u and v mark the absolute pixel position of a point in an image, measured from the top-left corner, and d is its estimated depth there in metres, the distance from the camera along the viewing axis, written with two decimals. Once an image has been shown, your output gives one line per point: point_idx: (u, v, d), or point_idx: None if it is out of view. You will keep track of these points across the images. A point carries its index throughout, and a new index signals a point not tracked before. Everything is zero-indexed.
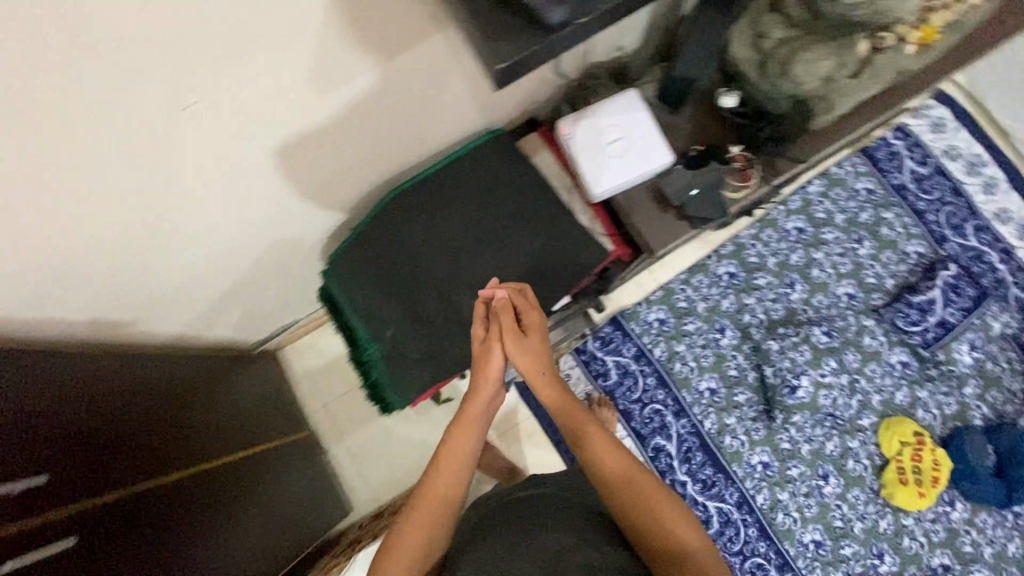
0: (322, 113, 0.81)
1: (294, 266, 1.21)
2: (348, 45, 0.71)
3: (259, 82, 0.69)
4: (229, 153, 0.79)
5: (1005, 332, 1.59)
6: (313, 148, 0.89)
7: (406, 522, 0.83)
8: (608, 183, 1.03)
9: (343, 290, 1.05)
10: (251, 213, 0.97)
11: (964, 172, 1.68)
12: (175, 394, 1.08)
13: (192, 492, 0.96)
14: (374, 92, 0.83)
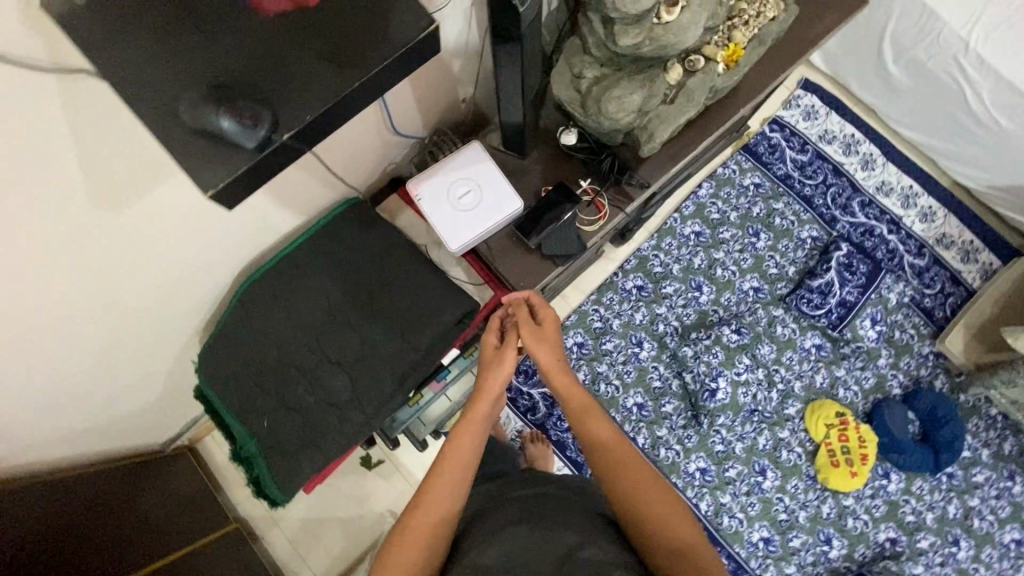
0: (131, 227, 0.79)
1: (176, 366, 1.18)
2: (127, 163, 0.69)
3: (31, 218, 0.67)
4: (38, 287, 0.76)
5: (903, 301, 1.65)
6: (143, 260, 0.87)
7: (406, 530, 0.74)
8: (466, 237, 1.04)
9: (209, 388, 1.03)
10: (100, 332, 0.94)
11: (842, 152, 1.75)
12: (70, 521, 1.06)
13: None
14: (190, 197, 0.81)
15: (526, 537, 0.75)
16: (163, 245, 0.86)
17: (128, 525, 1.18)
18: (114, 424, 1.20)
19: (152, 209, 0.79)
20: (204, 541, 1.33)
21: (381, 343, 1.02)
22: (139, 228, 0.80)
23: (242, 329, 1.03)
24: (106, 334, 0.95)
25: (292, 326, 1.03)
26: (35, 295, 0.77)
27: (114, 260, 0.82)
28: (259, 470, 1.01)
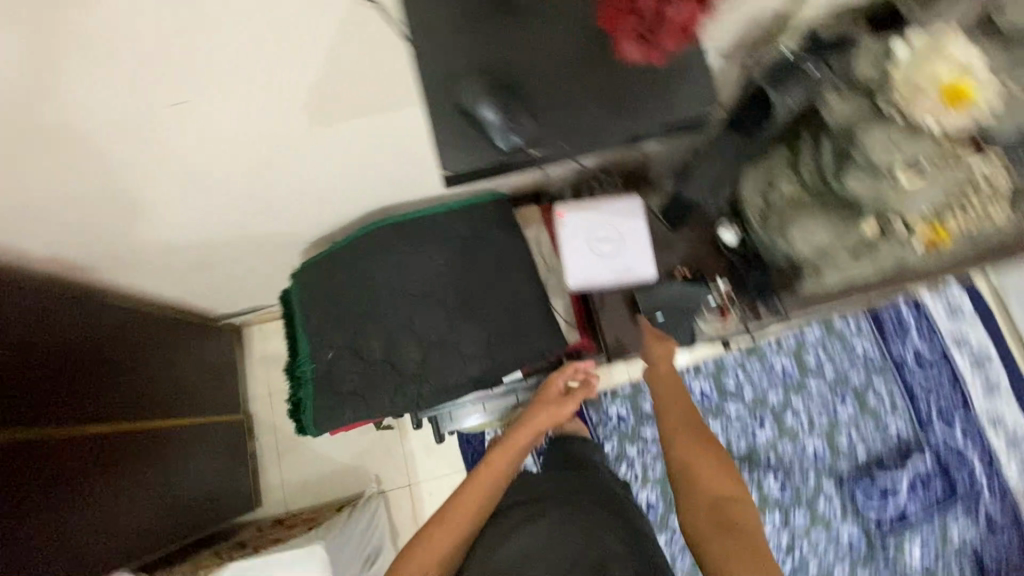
0: (322, 136, 0.82)
1: (274, 261, 1.22)
2: (354, 79, 0.72)
3: (256, 88, 0.70)
4: (221, 150, 0.81)
5: (963, 544, 1.51)
6: (309, 167, 0.90)
7: (440, 517, 0.86)
8: (586, 279, 1.02)
9: (300, 301, 1.07)
10: (238, 208, 0.98)
11: (971, 366, 1.61)
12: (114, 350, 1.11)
13: (75, 454, 0.97)
14: (379, 133, 0.84)
15: (547, 540, 0.80)
16: (333, 161, 0.90)
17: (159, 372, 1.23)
18: (199, 283, 1.26)
19: (345, 127, 0.82)
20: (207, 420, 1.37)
21: (457, 339, 1.02)
22: (326, 138, 0.83)
23: (349, 266, 1.05)
24: (240, 211, 0.99)
25: (392, 283, 1.04)
26: (213, 155, 0.82)
27: (290, 156, 0.86)
28: (307, 394, 1.05)
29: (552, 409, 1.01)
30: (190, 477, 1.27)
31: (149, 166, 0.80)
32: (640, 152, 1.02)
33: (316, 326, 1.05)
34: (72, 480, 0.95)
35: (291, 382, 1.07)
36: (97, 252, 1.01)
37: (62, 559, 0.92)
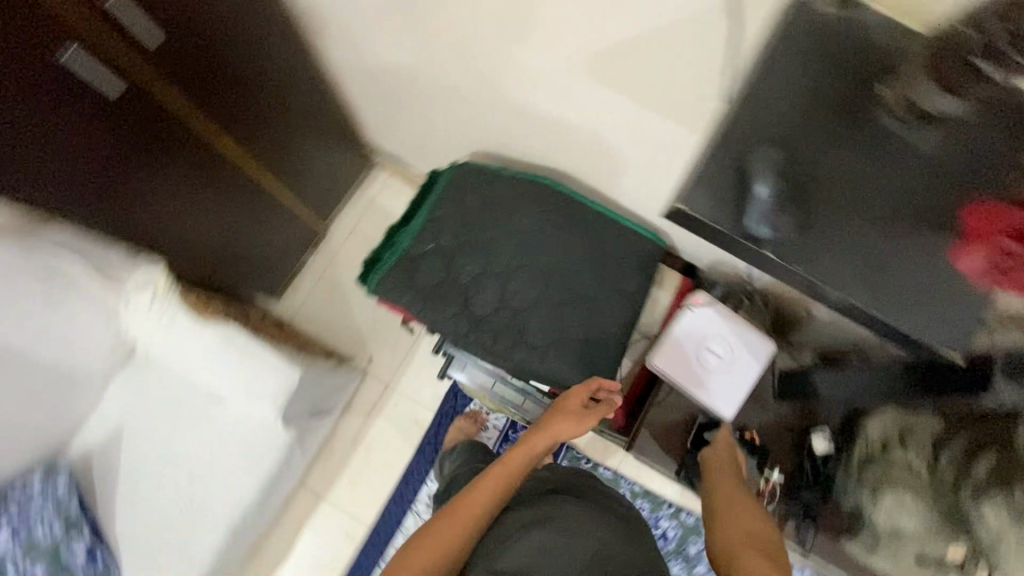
0: (585, 82, 0.83)
1: (448, 137, 1.27)
2: (656, 64, 0.72)
3: (582, 12, 0.70)
4: (506, 32, 0.82)
5: None
6: (549, 98, 0.92)
7: (445, 515, 0.79)
8: (672, 367, 0.98)
9: (443, 183, 1.11)
10: (467, 82, 1.01)
11: None
12: (280, 93, 1.20)
13: (193, 138, 1.06)
14: (627, 117, 0.84)
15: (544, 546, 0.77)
16: (572, 110, 0.91)
17: (299, 138, 1.33)
18: (382, 105, 1.34)
19: (605, 93, 0.82)
20: (296, 200, 1.46)
21: (529, 318, 1.02)
22: (585, 88, 0.84)
23: (502, 188, 1.08)
24: (458, 84, 1.03)
25: (522, 229, 1.05)
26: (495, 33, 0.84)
27: (546, 80, 0.87)
28: (388, 255, 1.08)
29: (574, 419, 0.92)
30: (254, 235, 1.38)
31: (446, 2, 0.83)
32: (807, 306, 1.01)
33: (437, 212, 1.08)
34: (174, 152, 1.05)
35: (384, 239, 1.11)
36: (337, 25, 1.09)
37: (123, 199, 1.02)
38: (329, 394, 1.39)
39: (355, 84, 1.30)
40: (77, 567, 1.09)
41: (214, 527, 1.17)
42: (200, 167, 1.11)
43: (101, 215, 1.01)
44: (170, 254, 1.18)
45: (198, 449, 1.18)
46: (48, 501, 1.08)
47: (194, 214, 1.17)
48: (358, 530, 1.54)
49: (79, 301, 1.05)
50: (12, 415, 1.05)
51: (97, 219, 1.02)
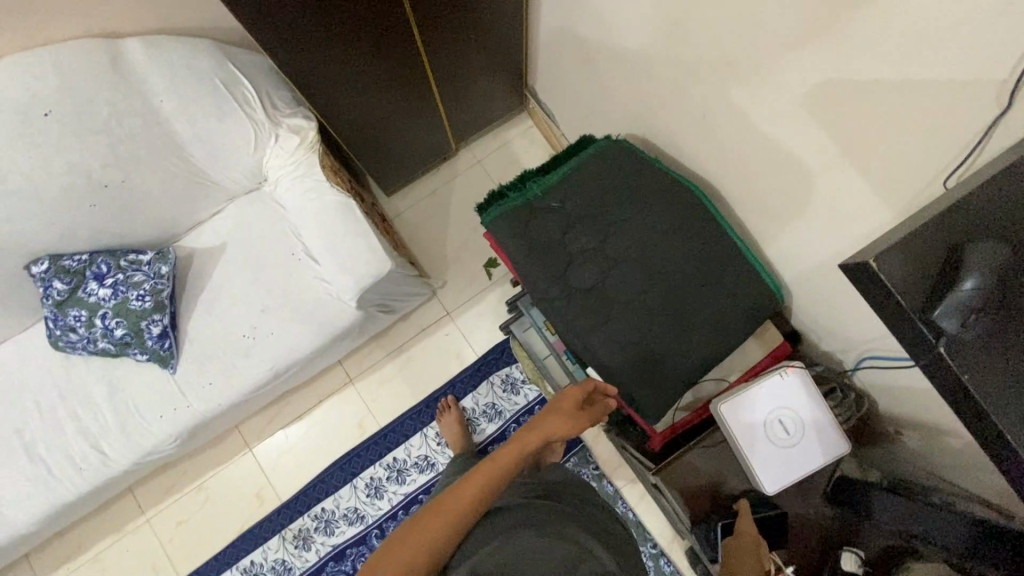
0: (797, 112, 0.79)
1: (615, 112, 1.26)
2: (891, 124, 0.67)
3: (846, 40, 0.66)
4: (748, 31, 0.79)
5: None
6: (749, 114, 0.88)
7: (432, 506, 0.73)
8: (734, 420, 0.95)
9: (593, 151, 1.10)
10: (671, 66, 0.99)
11: None
12: (484, 12, 1.23)
13: (401, 24, 1.12)
14: (823, 165, 0.80)
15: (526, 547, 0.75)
16: (766, 135, 0.87)
17: (480, 58, 1.37)
18: (566, 59, 1.34)
19: (813, 130, 0.78)
20: (448, 114, 1.51)
21: (625, 311, 1.00)
22: (794, 117, 0.80)
23: (646, 180, 1.06)
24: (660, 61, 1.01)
25: (648, 226, 1.03)
26: (737, 27, 0.80)
27: (760, 94, 0.83)
28: (512, 196, 1.09)
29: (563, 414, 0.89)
30: (400, 129, 1.44)
31: None
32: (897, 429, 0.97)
33: (575, 175, 1.07)
34: (382, 32, 1.10)
35: (514, 179, 1.11)
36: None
37: (326, 57, 1.08)
38: (402, 298, 1.44)
39: (554, 30, 1.31)
40: (148, 344, 1.21)
41: (261, 366, 1.26)
42: (392, 51, 1.17)
43: (296, 66, 1.06)
44: (329, 122, 1.23)
45: (280, 290, 1.27)
46: (147, 280, 1.18)
47: (364, 90, 1.22)
48: (370, 426, 1.63)
49: (244, 121, 1.14)
50: (150, 194, 1.15)
51: (294, 69, 1.08)
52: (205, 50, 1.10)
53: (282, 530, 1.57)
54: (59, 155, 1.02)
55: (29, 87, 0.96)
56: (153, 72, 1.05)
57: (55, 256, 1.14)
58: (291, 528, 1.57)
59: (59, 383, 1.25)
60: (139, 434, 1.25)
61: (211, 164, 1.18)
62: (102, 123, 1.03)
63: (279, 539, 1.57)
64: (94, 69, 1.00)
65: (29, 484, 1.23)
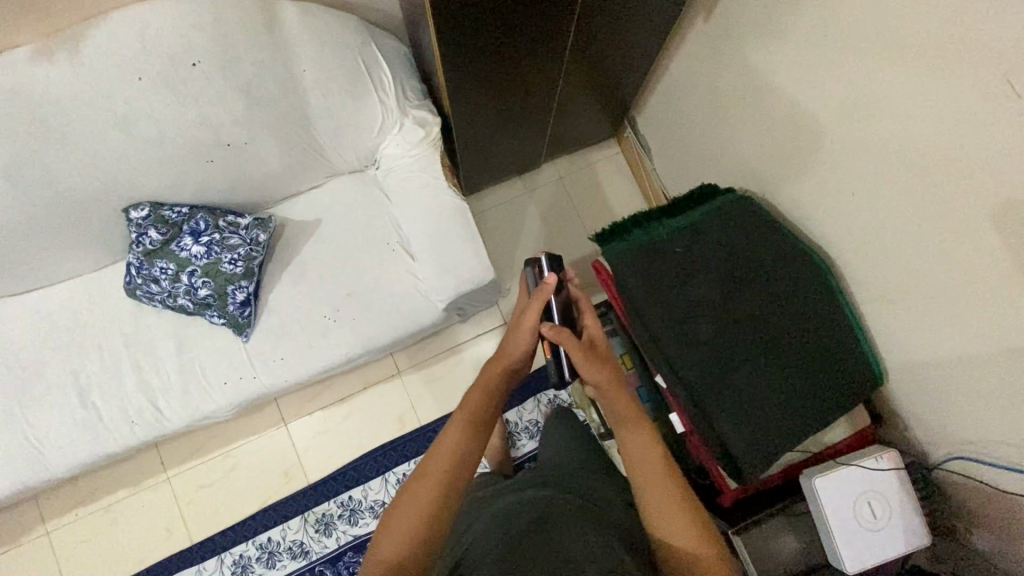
0: (967, 213, 0.82)
1: (736, 162, 1.28)
2: None
3: None
4: (940, 126, 0.81)
5: None
6: (905, 201, 0.91)
7: (421, 470, 0.79)
8: (825, 493, 0.97)
9: (720, 206, 1.11)
10: (828, 136, 1.01)
11: None
12: (627, 41, 1.24)
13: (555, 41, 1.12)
14: (978, 269, 0.82)
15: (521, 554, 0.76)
16: (920, 226, 0.89)
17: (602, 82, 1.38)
18: (690, 99, 1.36)
19: (976, 236, 0.81)
20: (553, 128, 1.51)
21: (730, 366, 1.02)
22: (962, 217, 0.83)
23: (771, 245, 1.07)
24: (817, 128, 1.02)
25: (768, 290, 1.05)
26: (923, 121, 0.83)
27: (930, 186, 0.86)
28: (630, 236, 1.10)
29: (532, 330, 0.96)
30: (507, 136, 1.42)
31: (909, 67, 0.83)
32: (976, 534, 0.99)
33: (701, 227, 1.09)
34: (535, 45, 1.10)
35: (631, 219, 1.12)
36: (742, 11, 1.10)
37: (477, 60, 1.08)
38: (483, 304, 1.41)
39: (686, 69, 1.33)
40: (228, 309, 1.17)
41: (336, 350, 1.23)
42: (536, 64, 1.17)
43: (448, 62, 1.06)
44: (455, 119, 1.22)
45: (367, 277, 1.24)
46: (243, 246, 1.14)
47: (494, 95, 1.21)
48: (411, 421, 1.61)
49: (375, 105, 1.12)
50: (266, 160, 1.11)
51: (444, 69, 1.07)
52: (353, 27, 1.08)
53: (305, 512, 1.54)
54: (192, 105, 0.97)
55: (182, 32, 0.92)
56: (303, 38, 1.02)
57: (155, 204, 1.10)
58: (315, 511, 1.54)
59: (125, 331, 1.20)
60: (200, 398, 1.21)
61: (330, 141, 1.15)
62: (244, 83, 0.99)
63: (301, 520, 1.53)
64: (250, 28, 0.96)
65: (76, 428, 1.18)
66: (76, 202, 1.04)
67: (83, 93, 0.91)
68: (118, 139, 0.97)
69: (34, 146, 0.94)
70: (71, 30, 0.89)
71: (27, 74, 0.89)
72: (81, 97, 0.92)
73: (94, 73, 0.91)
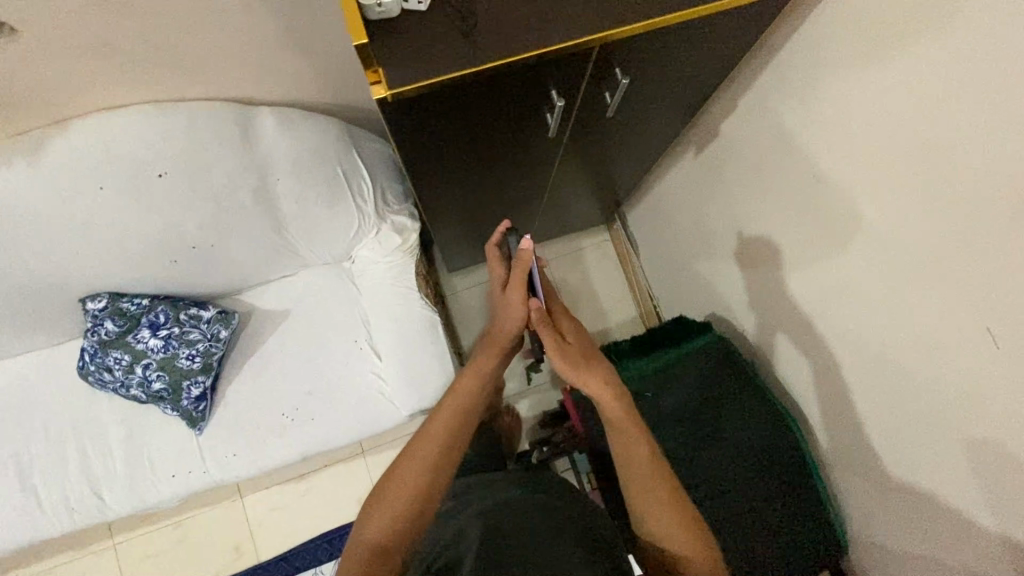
0: (929, 423, 0.77)
1: (719, 288, 1.24)
2: None
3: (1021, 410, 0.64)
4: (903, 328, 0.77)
5: None
6: (869, 391, 0.86)
7: (405, 458, 0.71)
8: None
9: (694, 350, 1.10)
10: (803, 298, 0.97)
11: None
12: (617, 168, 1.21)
13: (537, 170, 1.03)
14: (943, 482, 0.77)
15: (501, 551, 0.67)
16: (885, 420, 0.84)
17: (590, 188, 1.35)
18: (677, 214, 1.33)
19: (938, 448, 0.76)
20: (540, 222, 1.48)
21: None
22: (925, 427, 0.78)
23: (744, 399, 1.04)
24: (800, 287, 0.97)
25: (737, 448, 1.01)
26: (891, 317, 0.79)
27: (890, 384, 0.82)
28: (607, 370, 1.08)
29: (523, 308, 0.82)
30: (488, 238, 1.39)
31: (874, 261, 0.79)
32: None
33: (673, 372, 1.08)
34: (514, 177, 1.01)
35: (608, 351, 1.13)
36: (728, 149, 1.05)
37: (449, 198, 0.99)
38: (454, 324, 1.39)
39: (670, 184, 1.30)
40: (182, 403, 1.13)
41: (293, 450, 1.19)
42: (520, 189, 1.09)
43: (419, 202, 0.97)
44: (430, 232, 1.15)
45: (331, 375, 1.20)
46: (202, 340, 1.11)
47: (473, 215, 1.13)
48: None
49: (351, 211, 1.09)
50: (234, 257, 1.08)
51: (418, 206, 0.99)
52: (336, 135, 1.05)
53: None
54: (156, 212, 0.95)
55: (150, 146, 0.89)
56: (279, 148, 0.99)
57: (115, 295, 1.06)
58: None
59: (72, 415, 1.15)
60: (146, 489, 1.17)
61: (304, 242, 1.12)
62: (214, 192, 0.97)
63: None
64: (224, 137, 0.94)
65: (9, 513, 1.13)
66: (25, 293, 0.99)
67: (37, 198, 0.87)
68: (74, 240, 0.94)
69: None
70: (31, 132, 0.86)
71: None
72: (35, 203, 0.88)
73: (50, 180, 0.87)
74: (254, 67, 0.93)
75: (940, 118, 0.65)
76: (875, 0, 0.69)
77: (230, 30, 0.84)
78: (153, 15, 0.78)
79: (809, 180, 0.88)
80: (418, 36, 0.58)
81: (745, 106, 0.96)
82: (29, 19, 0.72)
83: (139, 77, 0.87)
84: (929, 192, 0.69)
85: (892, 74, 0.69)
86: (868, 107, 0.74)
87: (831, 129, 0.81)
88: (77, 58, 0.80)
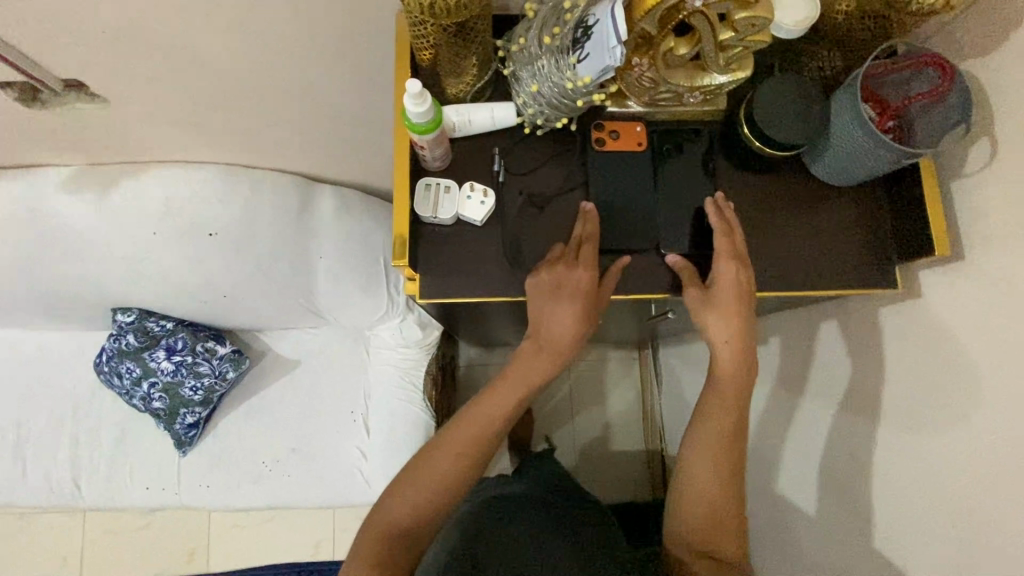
0: None
1: None
2: None
3: None
4: None
5: None
6: None
7: (445, 439, 0.60)
8: None
9: None
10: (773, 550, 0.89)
11: None
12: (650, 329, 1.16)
13: None
14: None
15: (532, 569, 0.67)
16: None
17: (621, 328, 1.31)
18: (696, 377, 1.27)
19: None
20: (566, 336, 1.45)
21: None
22: None
23: None
24: (785, 554, 0.85)
25: None
26: None
27: None
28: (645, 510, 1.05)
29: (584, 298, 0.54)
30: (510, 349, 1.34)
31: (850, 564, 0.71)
32: None
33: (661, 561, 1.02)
34: None
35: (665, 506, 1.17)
36: None
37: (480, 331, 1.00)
38: (477, 376, 1.37)
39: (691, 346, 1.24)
40: (175, 426, 1.16)
41: (264, 498, 1.20)
42: None
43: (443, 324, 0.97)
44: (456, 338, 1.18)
45: (317, 439, 1.20)
46: (210, 376, 1.13)
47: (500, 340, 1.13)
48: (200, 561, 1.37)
49: (382, 298, 1.08)
50: (260, 310, 1.10)
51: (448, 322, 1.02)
52: (388, 225, 1.06)
53: None
54: (197, 261, 0.97)
55: (212, 205, 0.93)
56: (329, 227, 1.01)
57: (144, 313, 1.09)
58: None
59: (75, 402, 1.20)
60: (119, 493, 1.19)
61: (329, 312, 1.12)
62: (256, 258, 0.98)
63: None
64: (279, 209, 0.96)
65: None
66: (60, 296, 1.04)
67: (96, 226, 0.92)
68: (117, 265, 0.97)
69: (31, 247, 0.95)
70: (110, 169, 0.91)
71: (52, 194, 0.90)
72: (93, 231, 0.93)
73: (114, 213, 0.92)
74: (323, 155, 0.95)
75: (936, 464, 0.59)
76: (907, 317, 0.62)
77: (303, 125, 0.87)
78: (235, 104, 0.80)
79: (815, 459, 0.78)
80: (462, 250, 0.56)
81: (773, 343, 0.88)
82: (123, 95, 0.76)
83: (215, 145, 0.90)
84: (906, 529, 0.62)
85: (903, 390, 0.63)
86: (890, 438, 0.65)
87: (843, 424, 0.72)
88: (160, 125, 0.83)
